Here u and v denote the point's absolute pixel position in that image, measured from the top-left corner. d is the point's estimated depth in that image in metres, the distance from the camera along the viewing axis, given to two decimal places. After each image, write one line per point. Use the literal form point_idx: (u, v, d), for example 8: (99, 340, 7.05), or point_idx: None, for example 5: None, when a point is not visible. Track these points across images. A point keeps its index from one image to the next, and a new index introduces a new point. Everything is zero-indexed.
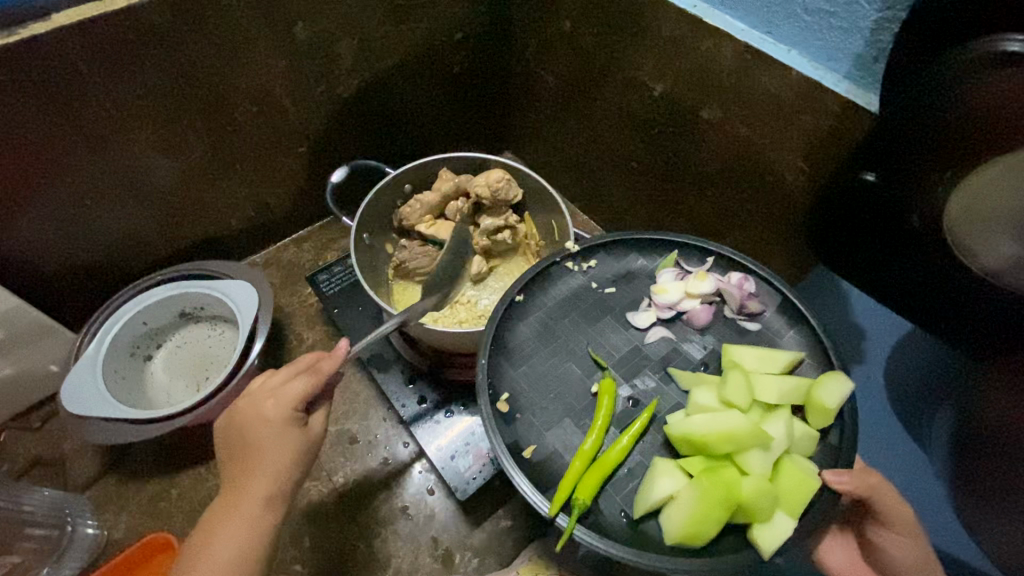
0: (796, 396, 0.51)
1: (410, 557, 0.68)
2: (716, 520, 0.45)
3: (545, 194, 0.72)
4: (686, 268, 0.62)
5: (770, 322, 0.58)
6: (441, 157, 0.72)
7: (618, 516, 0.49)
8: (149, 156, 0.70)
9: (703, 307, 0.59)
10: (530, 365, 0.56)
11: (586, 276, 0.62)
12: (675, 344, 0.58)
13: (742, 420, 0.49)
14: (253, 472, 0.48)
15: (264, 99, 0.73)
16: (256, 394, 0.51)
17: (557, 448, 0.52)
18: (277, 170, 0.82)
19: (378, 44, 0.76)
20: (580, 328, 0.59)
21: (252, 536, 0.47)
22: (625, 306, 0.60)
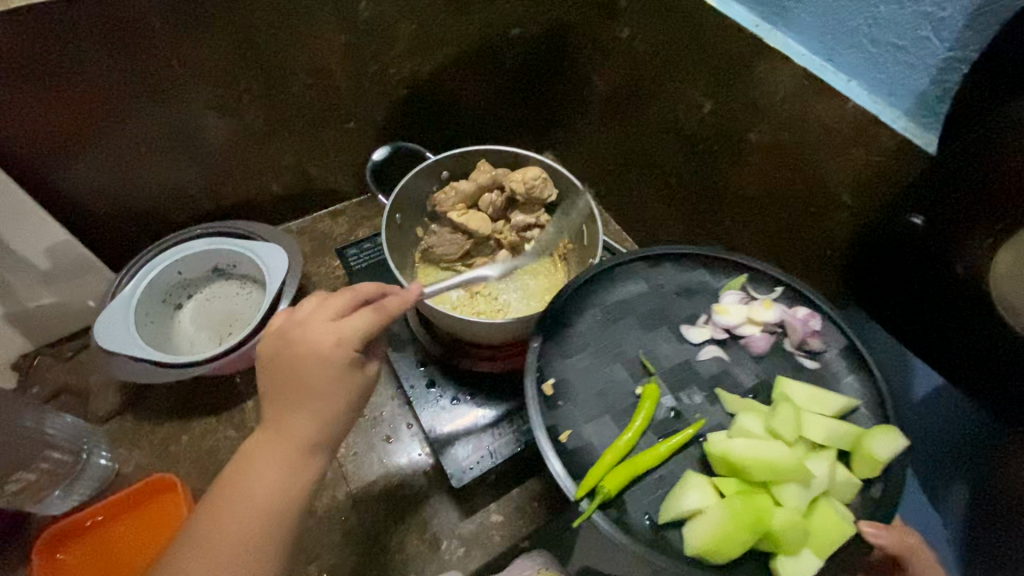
0: (845, 442, 0.49)
1: (399, 538, 0.68)
2: (743, 542, 0.44)
3: (579, 198, 0.72)
4: (753, 294, 0.59)
5: (830, 363, 0.55)
6: (481, 147, 0.73)
7: (642, 518, 0.48)
8: (206, 114, 0.72)
9: (763, 335, 0.56)
10: (579, 359, 0.56)
11: (650, 283, 0.61)
12: (726, 366, 0.56)
13: (787, 453, 0.47)
14: (312, 410, 0.46)
15: (321, 72, 0.75)
16: (320, 323, 0.47)
17: (592, 441, 0.51)
18: (324, 143, 0.84)
19: (438, 32, 0.78)
20: (635, 333, 0.57)
21: (280, 496, 0.45)
22: (681, 317, 0.59)
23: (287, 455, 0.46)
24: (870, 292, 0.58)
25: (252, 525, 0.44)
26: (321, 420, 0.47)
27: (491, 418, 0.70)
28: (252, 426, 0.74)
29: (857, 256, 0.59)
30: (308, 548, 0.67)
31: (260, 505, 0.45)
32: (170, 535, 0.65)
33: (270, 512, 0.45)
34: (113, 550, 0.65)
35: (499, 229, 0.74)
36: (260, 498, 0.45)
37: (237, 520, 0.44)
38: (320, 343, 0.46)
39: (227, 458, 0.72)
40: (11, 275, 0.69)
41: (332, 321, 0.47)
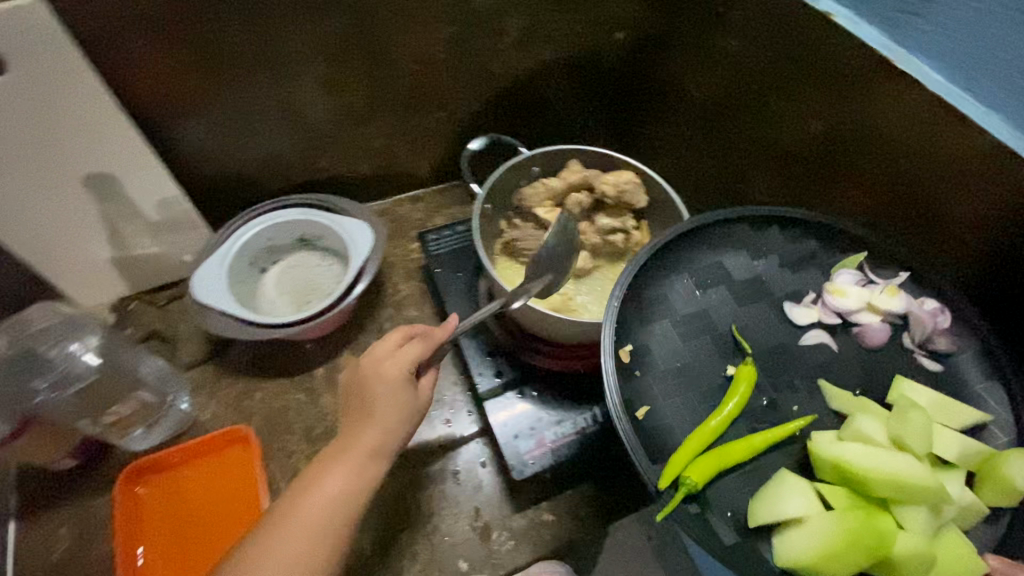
0: (974, 461, 0.42)
1: (451, 521, 0.70)
2: (853, 562, 0.39)
3: (670, 207, 0.71)
4: (871, 277, 0.52)
5: (959, 367, 0.48)
6: (575, 147, 0.72)
7: (725, 517, 0.43)
8: (314, 90, 0.76)
9: (882, 326, 0.50)
10: (667, 329, 0.50)
11: (747, 250, 0.54)
12: (835, 357, 0.49)
13: (915, 467, 0.41)
14: (378, 422, 0.52)
15: (425, 59, 0.77)
16: (382, 352, 0.56)
17: (670, 419, 0.46)
18: (416, 128, 0.86)
19: (542, 29, 0.78)
20: (731, 301, 0.52)
21: (340, 504, 0.49)
22: (787, 295, 0.52)
23: (351, 460, 0.50)
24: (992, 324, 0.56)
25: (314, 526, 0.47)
26: (382, 429, 0.52)
27: (555, 418, 0.70)
28: (321, 393, 0.77)
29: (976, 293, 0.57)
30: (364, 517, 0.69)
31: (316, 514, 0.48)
32: (247, 487, 0.69)
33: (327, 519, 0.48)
34: (195, 494, 0.69)
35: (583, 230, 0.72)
36: (326, 497, 0.48)
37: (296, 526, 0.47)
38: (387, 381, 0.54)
39: (296, 421, 0.75)
40: (124, 223, 0.75)
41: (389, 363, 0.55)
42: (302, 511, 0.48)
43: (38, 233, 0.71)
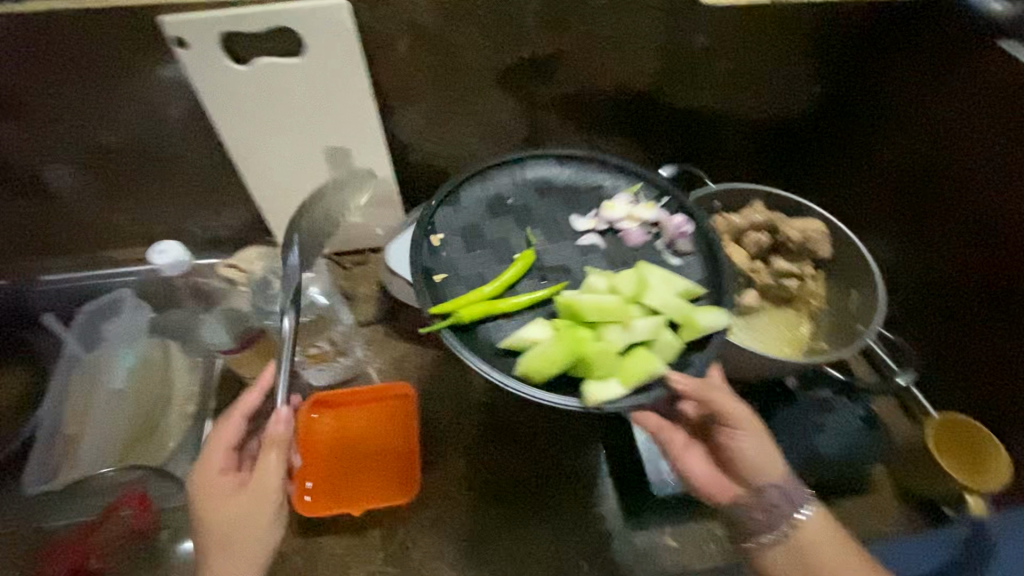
0: (679, 312, 0.60)
1: (576, 521, 0.72)
2: (561, 362, 0.56)
3: (856, 265, 0.71)
4: (642, 197, 0.70)
5: (690, 263, 0.66)
6: (764, 189, 0.75)
7: (492, 346, 0.60)
8: (524, 104, 0.84)
9: (638, 231, 0.67)
10: (475, 219, 0.68)
11: (581, 178, 0.72)
12: (597, 249, 0.66)
13: (611, 298, 0.59)
14: (246, 522, 0.58)
15: (626, 87, 0.84)
16: (226, 449, 0.60)
17: (465, 277, 0.64)
18: (598, 148, 0.92)
19: (742, 73, 0.83)
20: (512, 191, 0.70)
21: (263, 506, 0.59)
22: (576, 210, 0.69)
23: (224, 555, 0.57)
24: None
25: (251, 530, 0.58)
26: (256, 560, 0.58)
27: None
28: (472, 372, 0.84)
29: None
30: (496, 495, 0.74)
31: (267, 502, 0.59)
32: (409, 460, 0.74)
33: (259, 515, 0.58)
34: (364, 450, 0.75)
35: (757, 269, 0.73)
36: None
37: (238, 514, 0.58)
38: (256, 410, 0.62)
39: (446, 392, 0.82)
40: (343, 190, 0.87)
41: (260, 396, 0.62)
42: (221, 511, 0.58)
43: (280, 187, 0.85)
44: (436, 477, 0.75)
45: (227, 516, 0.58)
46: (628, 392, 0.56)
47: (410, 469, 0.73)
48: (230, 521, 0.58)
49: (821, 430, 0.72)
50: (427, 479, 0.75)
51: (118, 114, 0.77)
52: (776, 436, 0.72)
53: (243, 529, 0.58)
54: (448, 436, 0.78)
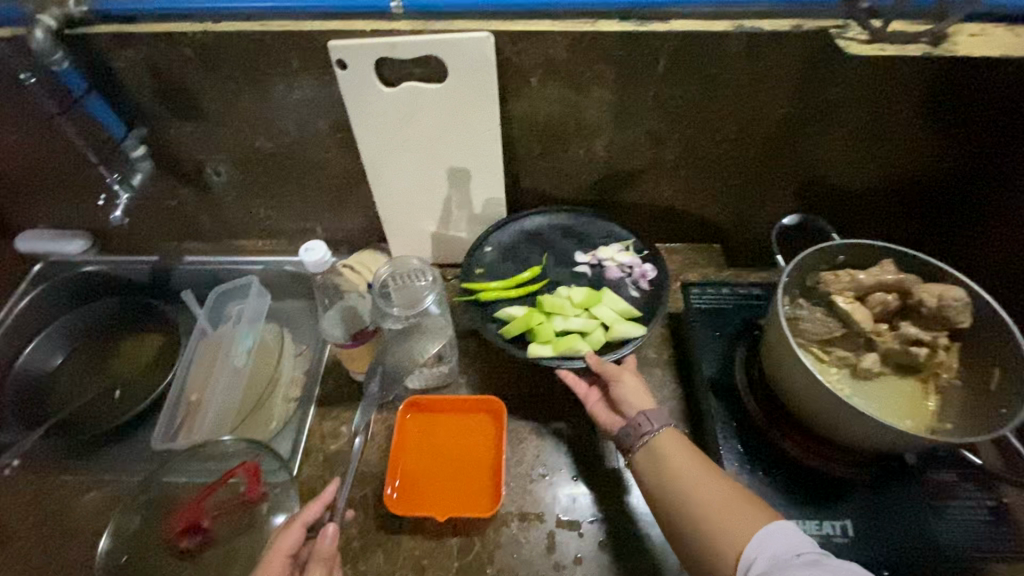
0: (612, 321, 0.82)
1: (652, 563, 0.71)
2: (517, 326, 0.81)
3: (1002, 342, 0.64)
4: (632, 248, 0.92)
5: (641, 299, 0.87)
6: (896, 248, 0.70)
7: (485, 316, 0.86)
8: (642, 141, 0.86)
9: (615, 268, 0.89)
10: (515, 236, 0.94)
11: (600, 230, 0.94)
12: (586, 278, 0.90)
13: (563, 300, 0.84)
14: None
15: (748, 132, 0.83)
16: (280, 556, 0.63)
17: (492, 271, 0.91)
18: (709, 188, 0.92)
19: (877, 126, 0.80)
20: (548, 230, 0.95)
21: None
22: (586, 249, 0.93)
23: None
24: None
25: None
26: None
27: (793, 509, 0.68)
28: (557, 396, 0.85)
29: None
30: (574, 523, 0.74)
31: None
32: (490, 474, 0.77)
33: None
34: (446, 458, 0.78)
35: (880, 331, 0.69)
36: None
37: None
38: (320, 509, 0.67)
39: (531, 411, 0.84)
40: (457, 208, 0.93)
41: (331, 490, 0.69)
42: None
43: (401, 199, 0.92)
44: (515, 496, 0.76)
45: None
46: (556, 358, 0.78)
47: (491, 482, 0.76)
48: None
49: (935, 516, 0.66)
50: (507, 497, 0.76)
51: (278, 123, 0.87)
52: (883, 515, 0.67)
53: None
54: (530, 457, 0.80)
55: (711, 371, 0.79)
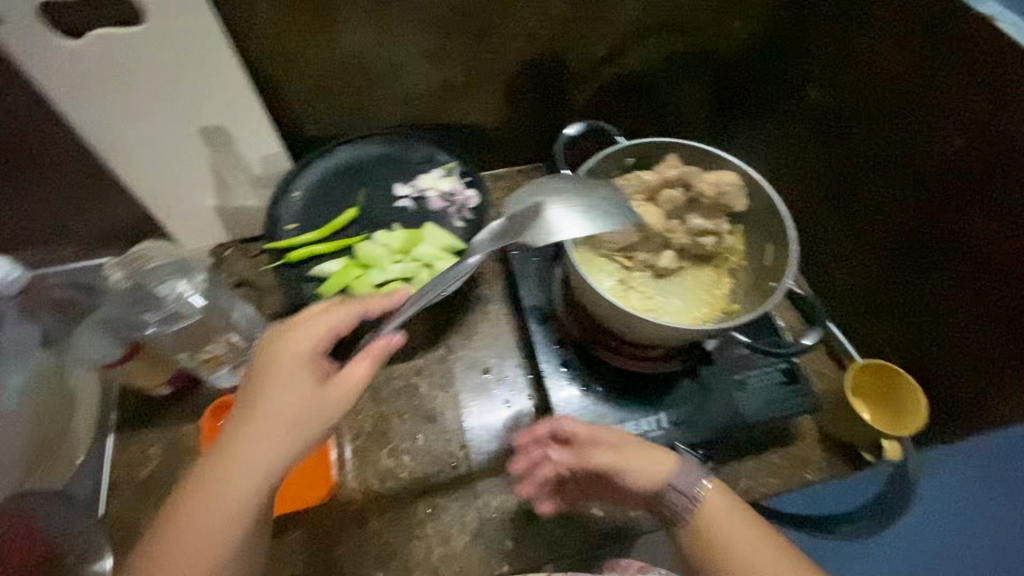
0: (432, 259, 0.74)
1: (502, 502, 0.71)
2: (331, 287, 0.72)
3: (772, 216, 0.67)
4: (453, 172, 0.82)
5: (467, 229, 0.79)
6: (676, 141, 0.69)
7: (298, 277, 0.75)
8: (422, 64, 0.77)
9: (438, 199, 0.80)
10: (320, 176, 0.81)
11: (414, 154, 0.83)
12: (407, 213, 0.80)
13: (379, 249, 0.75)
14: (261, 442, 0.54)
15: (533, 37, 0.77)
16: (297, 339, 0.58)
17: (300, 222, 0.78)
18: (512, 104, 0.86)
19: (657, 8, 0.77)
20: (357, 161, 0.82)
21: (314, 395, 0.56)
22: (401, 179, 0.82)
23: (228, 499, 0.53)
24: (967, 402, 0.68)
25: (285, 425, 0.55)
26: (248, 489, 0.53)
27: (611, 416, 0.69)
28: (392, 360, 0.80)
29: (973, 367, 0.66)
30: (421, 484, 0.72)
31: (305, 405, 0.56)
32: (316, 462, 0.72)
33: (301, 413, 0.55)
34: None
35: (672, 227, 0.70)
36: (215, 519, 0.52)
37: (293, 378, 0.56)
38: (349, 316, 0.60)
39: (365, 382, 0.79)
40: (230, 174, 0.79)
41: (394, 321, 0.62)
42: (277, 389, 0.55)
43: (160, 175, 0.76)
44: (357, 472, 0.72)
45: (276, 389, 0.55)
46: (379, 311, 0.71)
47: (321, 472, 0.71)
48: (281, 389, 0.56)
49: (738, 389, 0.71)
50: (348, 475, 0.72)
51: None
52: (694, 400, 0.70)
53: (273, 415, 0.55)
54: (368, 428, 0.75)
55: (533, 300, 0.77)
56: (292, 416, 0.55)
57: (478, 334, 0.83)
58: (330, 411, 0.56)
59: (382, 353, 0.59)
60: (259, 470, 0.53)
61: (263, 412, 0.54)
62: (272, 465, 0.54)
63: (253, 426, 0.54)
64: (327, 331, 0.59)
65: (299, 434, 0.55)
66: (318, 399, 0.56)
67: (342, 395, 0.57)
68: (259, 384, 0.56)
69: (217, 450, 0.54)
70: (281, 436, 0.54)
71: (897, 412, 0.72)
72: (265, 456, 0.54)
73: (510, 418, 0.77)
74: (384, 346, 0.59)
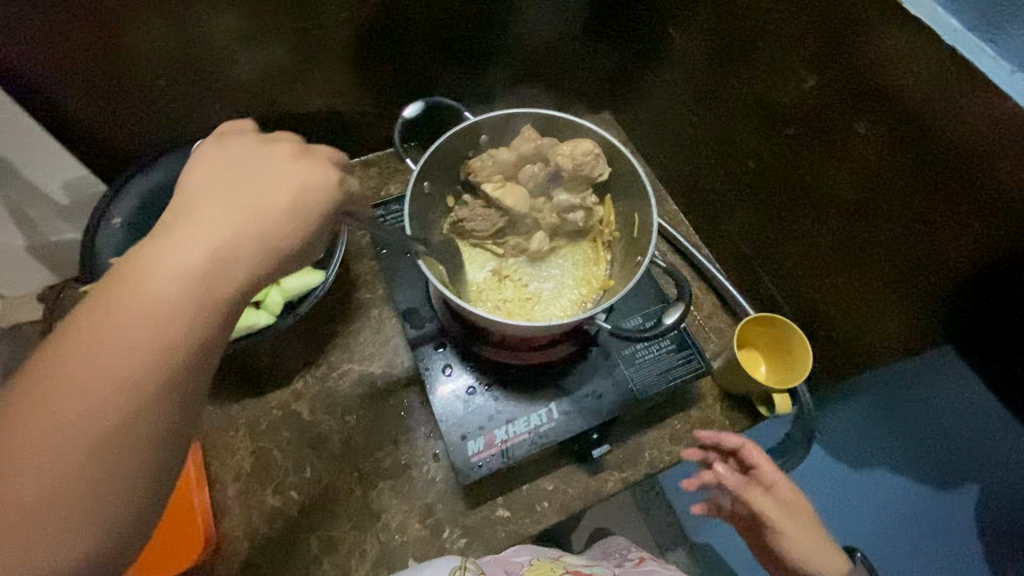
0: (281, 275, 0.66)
1: (402, 521, 0.67)
2: None
3: (637, 181, 0.62)
4: None
5: None
6: (529, 112, 0.62)
7: None
8: (232, 52, 0.66)
9: None
10: (144, 195, 0.70)
11: None
12: None
13: None
14: (183, 254, 0.31)
15: (358, 5, 0.66)
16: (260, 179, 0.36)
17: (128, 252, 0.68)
18: (359, 82, 0.75)
19: None
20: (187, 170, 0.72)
21: (229, 245, 0.32)
22: None
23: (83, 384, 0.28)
24: (844, 347, 0.67)
25: (140, 320, 0.29)
26: (145, 354, 0.29)
27: (506, 415, 0.65)
28: (267, 387, 0.73)
29: (849, 309, 0.65)
30: (312, 518, 0.66)
31: (215, 284, 0.32)
32: (185, 519, 0.64)
33: (195, 286, 0.31)
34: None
35: (539, 207, 0.65)
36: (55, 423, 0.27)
37: (189, 233, 0.32)
38: (270, 171, 0.36)
39: (239, 417, 0.71)
40: (30, 209, 0.68)
41: (291, 160, 0.37)
42: (162, 258, 0.31)
43: None
44: (241, 518, 0.66)
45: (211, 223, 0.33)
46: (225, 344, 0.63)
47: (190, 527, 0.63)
48: (174, 268, 0.31)
49: (627, 364, 0.68)
50: (231, 524, 0.66)
51: None
52: (585, 382, 0.67)
53: (175, 296, 0.30)
54: (249, 468, 0.69)
55: (408, 302, 0.70)
56: (185, 291, 0.31)
57: (362, 344, 0.76)
58: (237, 275, 0.32)
59: (300, 200, 0.36)
60: (109, 383, 0.28)
61: (146, 307, 0.30)
62: (114, 397, 0.28)
63: (139, 329, 0.29)
64: (217, 177, 0.35)
65: (157, 329, 0.30)
66: (224, 251, 0.32)
67: (254, 272, 0.33)
68: (138, 252, 0.30)
69: (39, 376, 0.28)
70: (177, 319, 0.30)
71: (772, 362, 0.72)
72: (113, 357, 0.28)
73: (403, 429, 0.71)
74: (313, 186, 0.37)
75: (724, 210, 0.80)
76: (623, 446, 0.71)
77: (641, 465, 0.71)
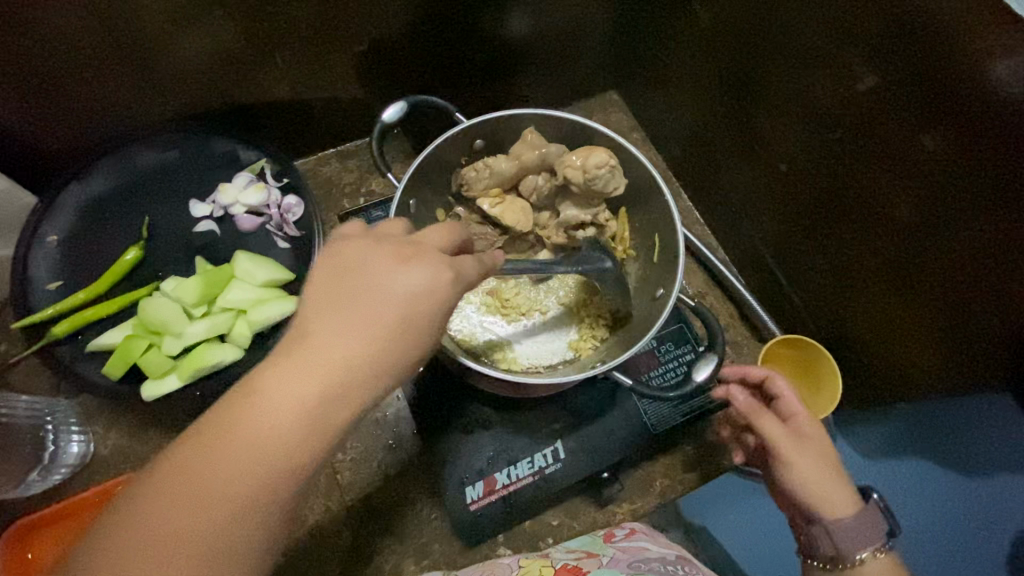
0: (247, 305, 0.58)
1: (396, 563, 0.62)
2: (118, 365, 0.56)
3: (659, 196, 0.53)
4: (266, 177, 0.63)
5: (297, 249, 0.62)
6: (530, 113, 0.52)
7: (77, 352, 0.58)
8: (171, 34, 0.54)
9: (249, 216, 0.62)
10: (86, 208, 0.60)
11: (211, 157, 0.64)
12: (216, 239, 0.63)
13: (176, 303, 0.58)
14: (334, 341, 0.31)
15: None
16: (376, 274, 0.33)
17: (72, 277, 0.59)
18: (331, 68, 0.64)
19: None
20: (136, 179, 0.62)
21: (346, 375, 0.31)
22: (197, 193, 0.63)
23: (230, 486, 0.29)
24: (879, 374, 0.62)
25: (268, 445, 0.29)
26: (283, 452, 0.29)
27: (507, 455, 0.60)
28: None
29: (886, 335, 0.59)
30: (298, 562, 0.61)
31: (329, 413, 0.30)
32: None
33: (310, 411, 0.30)
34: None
35: (543, 223, 0.57)
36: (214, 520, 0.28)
37: (314, 359, 0.31)
38: (386, 284, 0.32)
39: None
40: None
41: (399, 267, 0.33)
42: (283, 390, 0.30)
43: None
44: None
45: (342, 321, 0.31)
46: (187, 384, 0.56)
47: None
48: (291, 394, 0.30)
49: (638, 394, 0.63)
50: None
51: None
52: (592, 417, 0.62)
53: (296, 425, 0.30)
54: None
55: None
56: (303, 419, 0.30)
57: None
58: (356, 400, 0.31)
59: (406, 317, 0.32)
60: (235, 501, 0.29)
61: (266, 431, 0.30)
62: (242, 518, 0.29)
63: (266, 457, 0.29)
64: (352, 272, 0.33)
65: (284, 452, 0.29)
66: (338, 383, 0.31)
67: (369, 391, 0.31)
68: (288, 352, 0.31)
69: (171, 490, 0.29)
70: (291, 445, 0.30)
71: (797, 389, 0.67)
72: (236, 477, 0.29)
73: (393, 463, 0.65)
74: (427, 297, 0.33)
75: (749, 212, 0.72)
76: (632, 476, 0.67)
77: (650, 495, 0.66)
